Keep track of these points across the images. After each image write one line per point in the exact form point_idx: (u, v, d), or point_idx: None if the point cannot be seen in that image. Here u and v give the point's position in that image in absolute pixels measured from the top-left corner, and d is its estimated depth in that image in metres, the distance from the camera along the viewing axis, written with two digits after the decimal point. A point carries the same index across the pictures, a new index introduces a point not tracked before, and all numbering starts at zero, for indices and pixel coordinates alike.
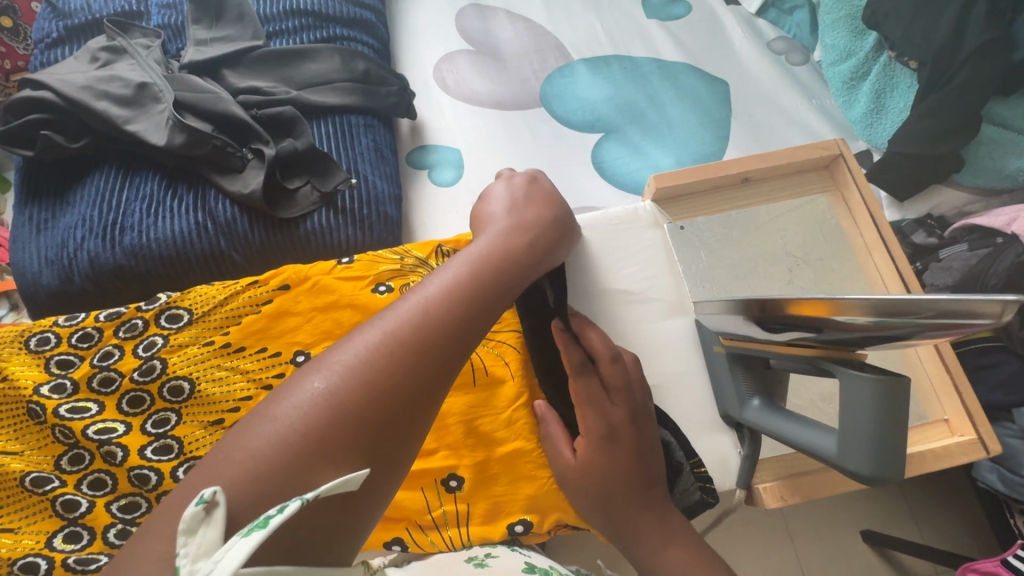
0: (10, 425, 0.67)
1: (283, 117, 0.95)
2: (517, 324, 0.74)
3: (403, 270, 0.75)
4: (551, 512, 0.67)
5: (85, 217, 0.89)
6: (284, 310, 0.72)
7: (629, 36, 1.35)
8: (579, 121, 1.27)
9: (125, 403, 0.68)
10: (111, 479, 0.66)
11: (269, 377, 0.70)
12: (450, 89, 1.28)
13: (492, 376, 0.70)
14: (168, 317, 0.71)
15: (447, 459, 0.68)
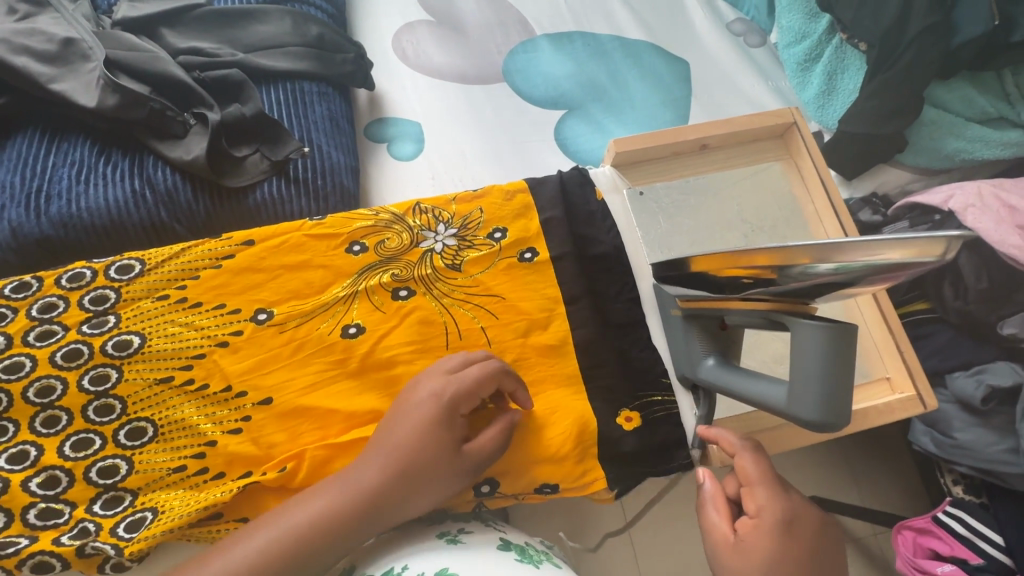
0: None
1: (229, 81, 0.89)
2: (497, 288, 0.69)
3: (377, 227, 0.70)
4: (522, 475, 0.64)
5: (7, 181, 0.81)
6: (247, 266, 0.66)
7: (592, 12, 1.33)
8: (541, 97, 1.26)
9: (60, 357, 0.60)
10: (35, 450, 0.58)
11: (223, 335, 0.63)
12: (409, 60, 1.24)
13: (462, 339, 0.67)
14: (117, 268, 0.64)
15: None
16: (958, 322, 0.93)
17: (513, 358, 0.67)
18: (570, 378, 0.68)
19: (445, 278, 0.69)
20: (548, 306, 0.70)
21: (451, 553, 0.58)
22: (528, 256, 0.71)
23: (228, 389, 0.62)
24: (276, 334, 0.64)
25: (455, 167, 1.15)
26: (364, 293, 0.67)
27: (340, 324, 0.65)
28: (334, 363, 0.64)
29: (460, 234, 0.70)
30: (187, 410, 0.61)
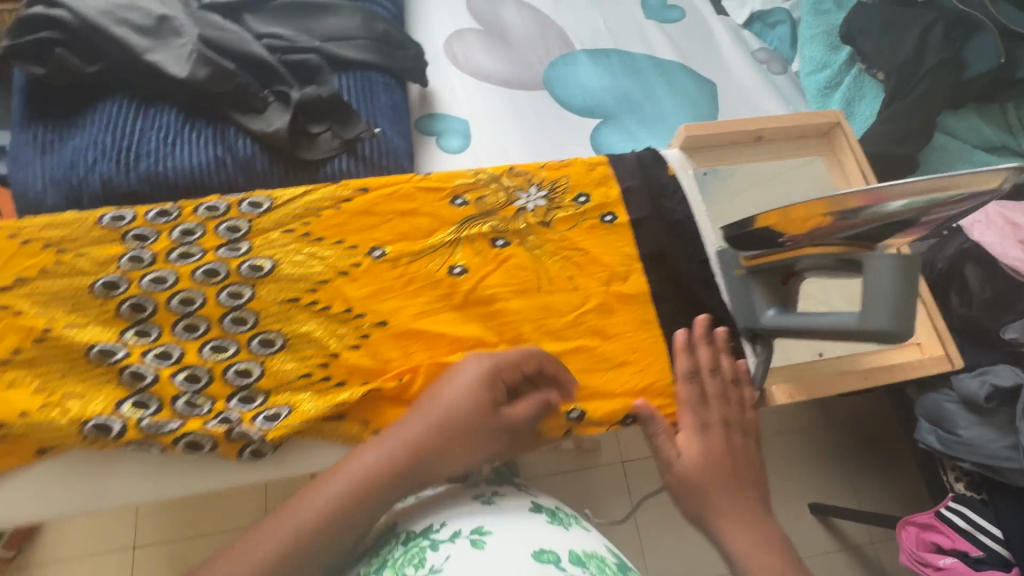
0: (66, 302, 0.62)
1: (307, 65, 0.96)
2: (581, 244, 0.75)
3: (478, 184, 0.76)
4: (608, 402, 0.69)
5: (99, 140, 0.87)
6: (364, 209, 0.72)
7: (628, 33, 1.44)
8: (578, 106, 1.35)
9: (200, 273, 0.65)
10: (178, 351, 0.63)
11: (344, 265, 0.69)
12: (459, 64, 1.33)
13: (549, 285, 0.73)
14: (249, 203, 0.69)
15: (505, 344, 0.70)
16: (963, 329, 1.02)
17: (596, 304, 0.73)
18: (646, 323, 0.73)
19: (537, 232, 0.75)
20: (626, 261, 0.76)
21: (491, 514, 0.66)
22: (608, 219, 0.77)
23: (349, 311, 0.67)
24: (390, 269, 0.70)
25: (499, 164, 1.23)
26: (466, 241, 0.73)
27: (446, 264, 0.71)
28: (439, 296, 0.70)
29: (549, 197, 0.76)
30: (314, 326, 0.66)
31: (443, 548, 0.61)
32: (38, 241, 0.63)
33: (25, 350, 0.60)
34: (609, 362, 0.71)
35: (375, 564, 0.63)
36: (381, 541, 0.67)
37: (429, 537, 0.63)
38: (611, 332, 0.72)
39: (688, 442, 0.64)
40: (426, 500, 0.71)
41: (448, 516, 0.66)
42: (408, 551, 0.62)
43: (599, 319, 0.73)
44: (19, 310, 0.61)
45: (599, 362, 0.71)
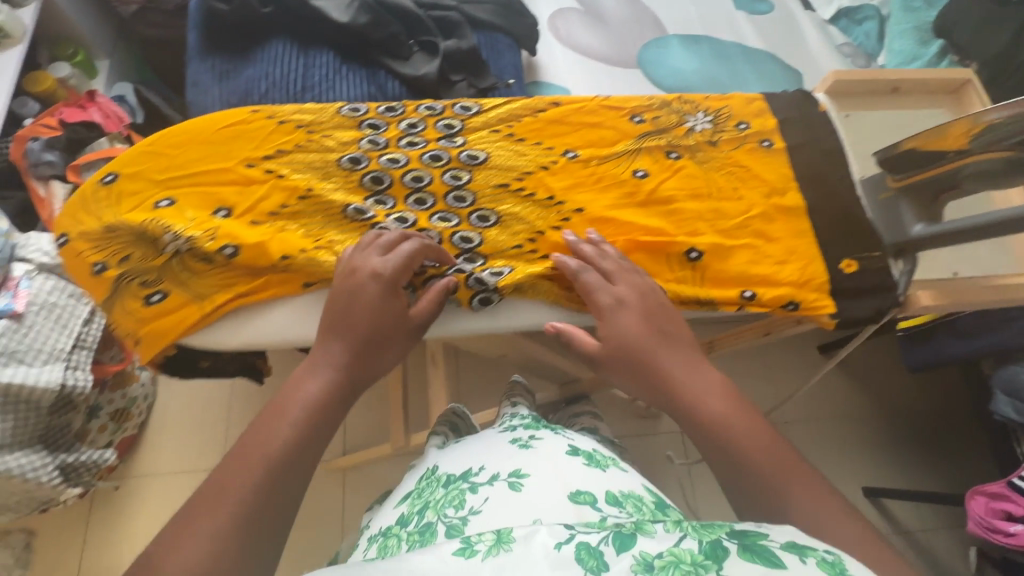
0: (322, 169, 0.60)
1: (448, 20, 1.06)
2: (745, 160, 0.65)
3: (653, 105, 0.68)
4: (777, 289, 0.59)
5: (270, 72, 0.97)
6: (560, 118, 0.65)
7: (718, 21, 1.51)
8: (670, 84, 1.42)
9: (426, 157, 0.60)
10: (411, 218, 0.59)
11: (544, 162, 0.62)
12: (561, 38, 1.42)
13: (721, 193, 0.63)
14: (461, 105, 0.64)
15: (688, 233, 0.60)
16: None
17: (759, 213, 0.62)
18: (811, 232, 0.62)
19: (705, 149, 0.65)
20: (784, 182, 0.64)
21: (523, 458, 0.65)
22: (764, 144, 0.66)
23: (550, 199, 0.61)
24: (581, 167, 0.63)
25: None
26: (644, 150, 0.64)
27: (628, 167, 0.63)
28: (624, 195, 0.62)
29: (717, 122, 0.66)
30: (525, 212, 0.61)
31: (482, 490, 0.61)
32: (292, 120, 0.61)
33: (289, 207, 0.58)
34: (782, 261, 0.60)
35: (418, 503, 0.65)
36: (422, 483, 0.70)
37: (468, 481, 0.64)
38: (793, 236, 0.62)
39: (609, 327, 0.54)
40: (464, 450, 0.73)
41: (484, 461, 0.67)
42: (449, 492, 0.64)
43: (763, 224, 0.62)
44: (284, 171, 0.59)
45: (766, 262, 0.60)
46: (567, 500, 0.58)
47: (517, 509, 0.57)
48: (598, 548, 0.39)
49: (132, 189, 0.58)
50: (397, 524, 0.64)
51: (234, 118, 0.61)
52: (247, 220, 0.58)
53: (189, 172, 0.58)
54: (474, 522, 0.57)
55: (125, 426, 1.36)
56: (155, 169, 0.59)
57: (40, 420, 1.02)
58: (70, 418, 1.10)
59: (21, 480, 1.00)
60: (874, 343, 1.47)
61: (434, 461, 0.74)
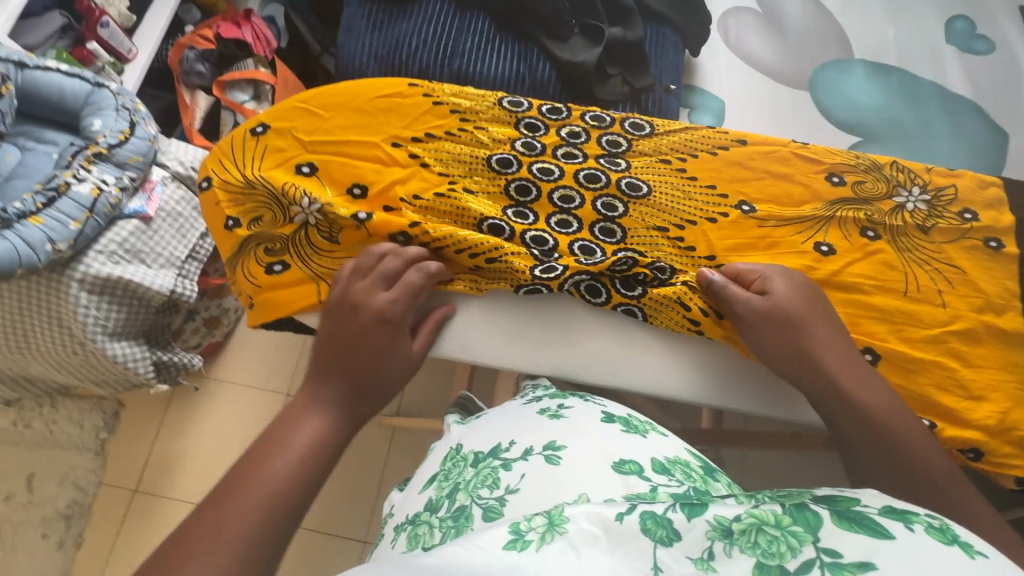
0: (465, 165, 0.61)
1: (618, 6, 0.96)
2: (964, 263, 0.56)
3: (862, 167, 0.60)
4: (963, 427, 0.51)
5: (423, 31, 0.93)
6: (737, 162, 0.61)
7: (920, 53, 1.29)
8: (841, 116, 1.23)
9: (582, 176, 0.61)
10: (551, 239, 0.59)
11: (707, 213, 0.60)
12: (729, 42, 1.29)
13: (919, 293, 0.55)
14: (630, 123, 0.64)
15: (864, 332, 0.54)
16: None
17: (964, 329, 0.54)
18: (1020, 370, 0.53)
19: (914, 235, 0.57)
20: (1008, 299, 0.55)
21: (556, 428, 0.56)
22: (993, 245, 0.56)
23: (710, 258, 0.59)
24: (755, 228, 0.59)
25: None
26: (836, 222, 0.58)
27: (809, 238, 0.58)
28: (798, 268, 0.57)
29: (934, 202, 0.58)
30: (673, 263, 0.59)
31: (517, 466, 0.53)
32: (448, 105, 0.63)
33: (424, 198, 0.60)
34: (975, 396, 0.52)
35: (447, 486, 0.55)
36: (445, 463, 0.60)
37: (498, 457, 0.55)
38: (996, 370, 0.53)
39: (778, 288, 0.54)
40: (489, 423, 0.62)
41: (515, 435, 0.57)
42: (480, 473, 0.54)
43: (964, 346, 0.54)
44: (426, 161, 0.62)
45: (955, 390, 0.52)
46: (610, 472, 0.50)
47: (563, 488, 0.48)
48: (666, 516, 0.32)
49: (278, 146, 0.62)
50: (424, 512, 0.55)
51: (388, 92, 0.64)
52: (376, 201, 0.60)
53: (337, 140, 0.62)
54: (514, 504, 0.48)
55: (214, 332, 1.43)
56: (304, 129, 0.62)
57: (147, 316, 1.10)
58: (171, 319, 1.18)
59: (122, 367, 1.07)
60: None
61: (455, 440, 0.63)
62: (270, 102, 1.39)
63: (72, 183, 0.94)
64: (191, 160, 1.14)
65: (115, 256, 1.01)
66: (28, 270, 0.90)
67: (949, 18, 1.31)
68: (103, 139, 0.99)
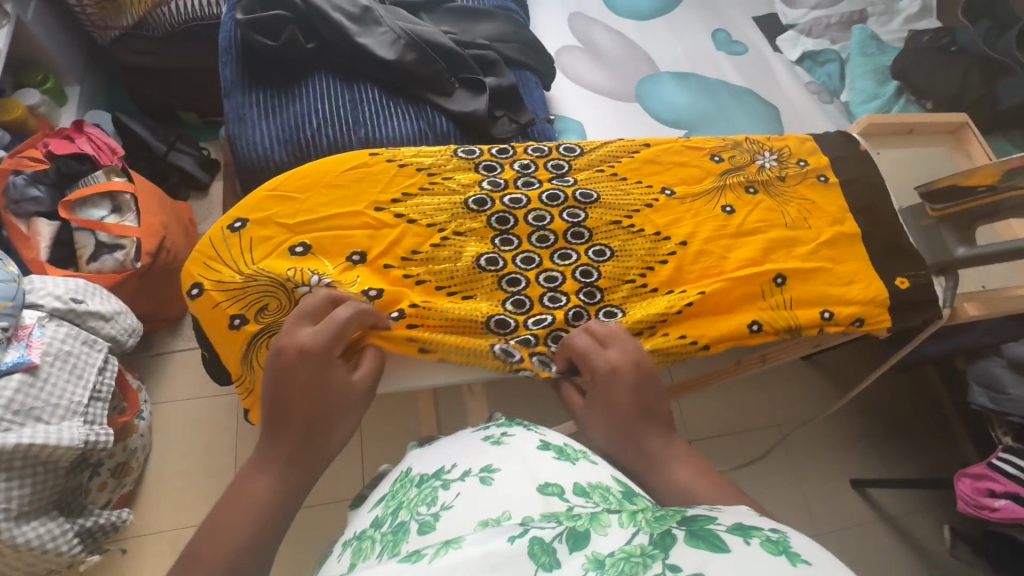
0: (446, 212, 0.72)
1: (485, 59, 1.10)
2: (813, 195, 0.77)
3: (730, 146, 0.81)
4: (848, 307, 0.71)
5: (319, 108, 0.97)
6: (651, 158, 0.78)
7: (703, 60, 1.65)
8: (667, 117, 1.52)
9: (544, 197, 0.73)
10: (537, 256, 0.71)
11: (645, 200, 0.75)
12: (568, 73, 1.53)
13: (795, 223, 0.75)
14: (564, 148, 0.78)
15: (772, 263, 0.72)
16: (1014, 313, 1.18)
17: (828, 239, 0.74)
18: (866, 256, 0.74)
19: (779, 184, 0.78)
20: (840, 213, 0.77)
21: (494, 453, 0.57)
22: (822, 180, 0.79)
23: (656, 234, 0.73)
24: (679, 205, 0.75)
25: None
26: (728, 187, 0.77)
27: (717, 203, 0.75)
28: (717, 227, 0.73)
29: (781, 159, 0.79)
30: (637, 245, 0.72)
31: (454, 486, 0.54)
32: (413, 165, 0.74)
33: (423, 250, 0.70)
34: (848, 282, 0.72)
35: (391, 504, 0.57)
36: (395, 484, 0.62)
37: (441, 478, 0.57)
38: (852, 266, 0.73)
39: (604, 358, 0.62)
40: (440, 446, 0.65)
41: (458, 458, 0.59)
42: (422, 492, 0.56)
43: (831, 251, 0.74)
44: (412, 217, 0.71)
45: (835, 283, 0.72)
46: (534, 492, 0.50)
47: (487, 503, 0.50)
48: (552, 545, 0.38)
49: (268, 235, 0.68)
50: (370, 528, 0.56)
51: (354, 165, 0.73)
52: (381, 260, 0.69)
53: (322, 218, 0.70)
54: (444, 520, 0.49)
55: (124, 481, 1.22)
56: (287, 215, 0.69)
57: (57, 482, 0.92)
58: (83, 477, 1.00)
59: (39, 552, 0.90)
60: (856, 349, 1.63)
61: (408, 462, 0.66)
62: (136, 212, 1.29)
63: None
64: (68, 292, 1.01)
65: (3, 423, 0.87)
66: None
67: (713, 31, 1.71)
68: None
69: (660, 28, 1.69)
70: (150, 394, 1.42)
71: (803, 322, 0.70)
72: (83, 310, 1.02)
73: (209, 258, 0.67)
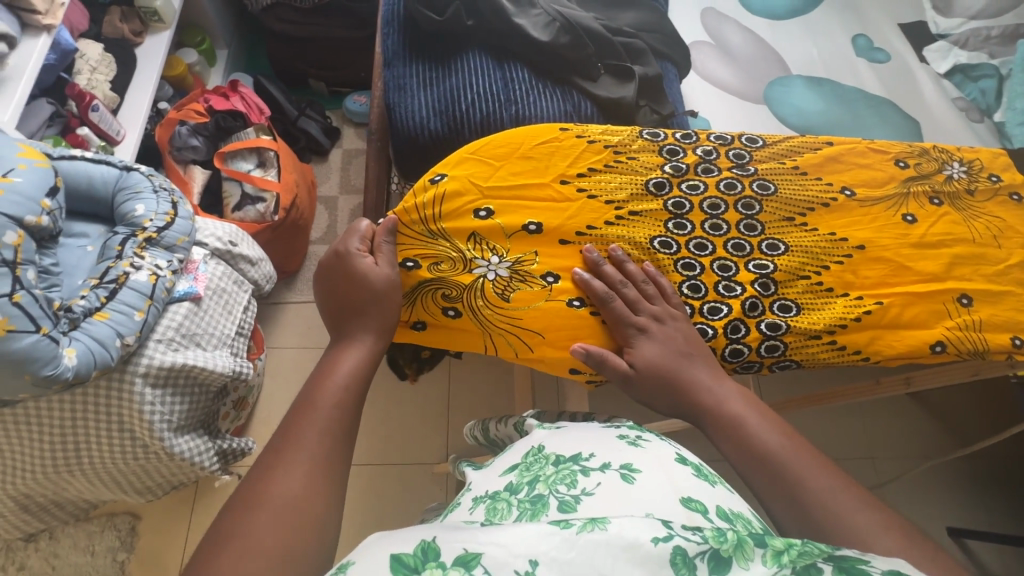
0: (625, 190, 0.73)
1: (633, 48, 1.10)
2: (1001, 213, 0.73)
3: (916, 151, 0.77)
4: None
5: (473, 84, 1.01)
6: (833, 157, 0.75)
7: (840, 66, 1.57)
8: (795, 121, 1.47)
9: (722, 185, 0.73)
10: (710, 244, 0.70)
11: (823, 200, 0.73)
12: (697, 70, 1.50)
13: (984, 240, 0.71)
14: (746, 138, 0.77)
15: (957, 282, 0.69)
16: None
17: (1021, 260, 0.70)
18: None
19: (968, 198, 0.74)
20: None
21: (634, 453, 0.63)
22: (1016, 198, 0.74)
23: (832, 235, 0.71)
24: (858, 208, 0.73)
25: None
26: (911, 196, 0.74)
27: (898, 211, 0.73)
28: (899, 236, 0.71)
29: (971, 172, 0.76)
30: (811, 243, 0.71)
31: (594, 475, 0.60)
32: (602, 142, 0.75)
33: (598, 225, 0.72)
34: None
35: (528, 475, 0.62)
36: (528, 458, 0.66)
37: (579, 464, 0.62)
38: None
39: (653, 317, 0.66)
40: (573, 434, 0.69)
41: (597, 450, 0.64)
42: (560, 471, 0.61)
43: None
44: (593, 192, 0.73)
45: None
46: (676, 504, 0.55)
47: (631, 502, 0.55)
48: (693, 560, 0.37)
49: (459, 193, 0.72)
50: (504, 491, 0.61)
51: (546, 139, 0.75)
52: (558, 232, 0.71)
53: (511, 186, 0.73)
54: (588, 502, 0.56)
55: (242, 413, 1.32)
56: (479, 177, 0.73)
57: (206, 403, 1.03)
58: (221, 405, 1.10)
59: (188, 464, 1.00)
60: (971, 390, 1.51)
61: (537, 439, 0.70)
62: (277, 169, 1.38)
63: (129, 272, 0.88)
64: (227, 235, 1.10)
65: (174, 343, 0.94)
66: (101, 371, 0.82)
67: (853, 37, 1.62)
68: (150, 223, 0.93)
69: (796, 28, 1.62)
70: (265, 338, 1.53)
71: (991, 347, 0.66)
72: (237, 252, 1.11)
73: (407, 207, 0.71)
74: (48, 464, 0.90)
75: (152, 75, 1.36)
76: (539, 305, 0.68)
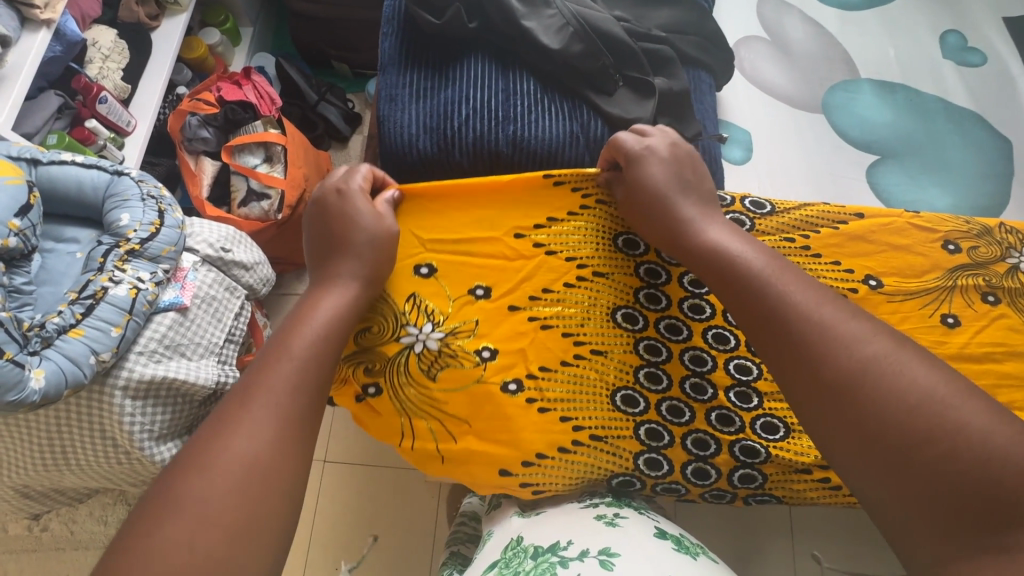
0: (590, 246, 0.74)
1: (659, 55, 0.96)
2: None
3: (970, 233, 0.72)
4: None
5: (470, 96, 0.91)
6: (859, 235, 0.71)
7: (921, 69, 1.34)
8: (856, 136, 1.27)
9: None
10: (686, 328, 0.71)
11: (843, 289, 0.69)
12: (745, 71, 1.33)
13: None
14: (751, 202, 0.73)
15: None
16: None
17: None
18: None
19: None
20: None
21: (611, 536, 0.56)
22: None
23: None
24: (883, 302, 0.68)
25: (772, 185, 1.22)
26: (958, 291, 0.69)
27: (937, 310, 0.68)
28: (934, 342, 0.67)
29: None
30: None
31: (573, 566, 0.53)
32: (568, 185, 0.76)
33: (554, 287, 0.72)
34: None
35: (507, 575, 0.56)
36: (507, 552, 0.61)
37: (557, 554, 0.56)
38: None
39: (657, 162, 0.68)
40: (549, 519, 0.64)
41: (574, 535, 0.58)
42: (538, 565, 0.55)
43: None
44: (551, 248, 0.74)
45: None
46: None
47: None
48: None
49: (403, 243, 0.73)
50: None
51: (507, 182, 0.76)
52: (504, 297, 0.72)
53: (463, 239, 0.74)
54: None
55: None
56: (422, 227, 0.75)
57: (192, 411, 1.03)
58: (210, 410, 1.10)
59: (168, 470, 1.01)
60: None
61: (515, 530, 0.64)
62: (283, 164, 1.34)
63: (108, 287, 0.87)
64: (219, 241, 1.08)
65: (156, 355, 0.94)
66: (74, 388, 0.83)
67: (942, 33, 1.37)
68: (134, 234, 0.92)
69: (873, 21, 1.39)
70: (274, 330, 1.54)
71: None
72: (230, 259, 1.09)
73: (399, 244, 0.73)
74: (38, 462, 0.93)
75: (166, 61, 1.33)
76: (467, 387, 0.68)
